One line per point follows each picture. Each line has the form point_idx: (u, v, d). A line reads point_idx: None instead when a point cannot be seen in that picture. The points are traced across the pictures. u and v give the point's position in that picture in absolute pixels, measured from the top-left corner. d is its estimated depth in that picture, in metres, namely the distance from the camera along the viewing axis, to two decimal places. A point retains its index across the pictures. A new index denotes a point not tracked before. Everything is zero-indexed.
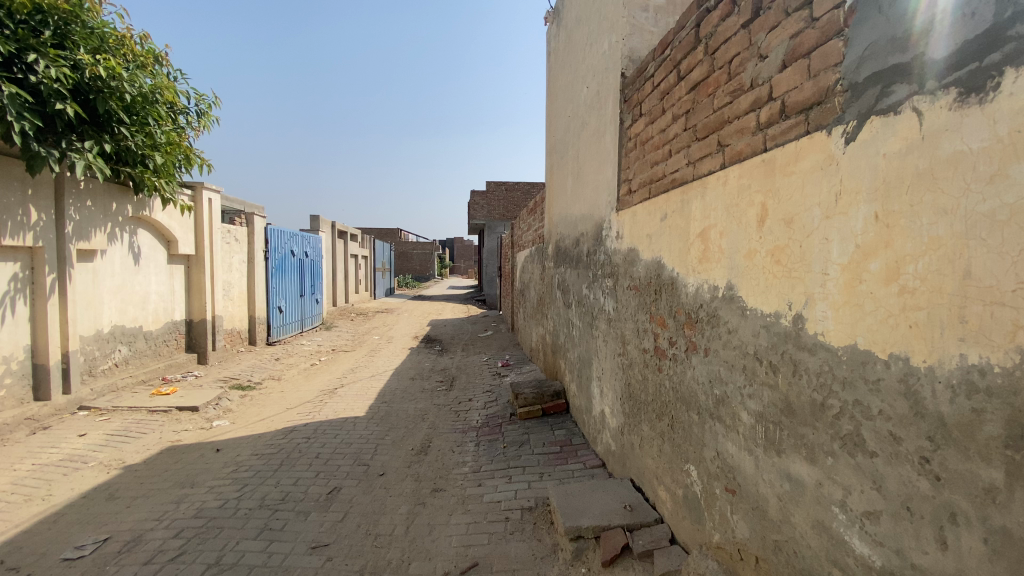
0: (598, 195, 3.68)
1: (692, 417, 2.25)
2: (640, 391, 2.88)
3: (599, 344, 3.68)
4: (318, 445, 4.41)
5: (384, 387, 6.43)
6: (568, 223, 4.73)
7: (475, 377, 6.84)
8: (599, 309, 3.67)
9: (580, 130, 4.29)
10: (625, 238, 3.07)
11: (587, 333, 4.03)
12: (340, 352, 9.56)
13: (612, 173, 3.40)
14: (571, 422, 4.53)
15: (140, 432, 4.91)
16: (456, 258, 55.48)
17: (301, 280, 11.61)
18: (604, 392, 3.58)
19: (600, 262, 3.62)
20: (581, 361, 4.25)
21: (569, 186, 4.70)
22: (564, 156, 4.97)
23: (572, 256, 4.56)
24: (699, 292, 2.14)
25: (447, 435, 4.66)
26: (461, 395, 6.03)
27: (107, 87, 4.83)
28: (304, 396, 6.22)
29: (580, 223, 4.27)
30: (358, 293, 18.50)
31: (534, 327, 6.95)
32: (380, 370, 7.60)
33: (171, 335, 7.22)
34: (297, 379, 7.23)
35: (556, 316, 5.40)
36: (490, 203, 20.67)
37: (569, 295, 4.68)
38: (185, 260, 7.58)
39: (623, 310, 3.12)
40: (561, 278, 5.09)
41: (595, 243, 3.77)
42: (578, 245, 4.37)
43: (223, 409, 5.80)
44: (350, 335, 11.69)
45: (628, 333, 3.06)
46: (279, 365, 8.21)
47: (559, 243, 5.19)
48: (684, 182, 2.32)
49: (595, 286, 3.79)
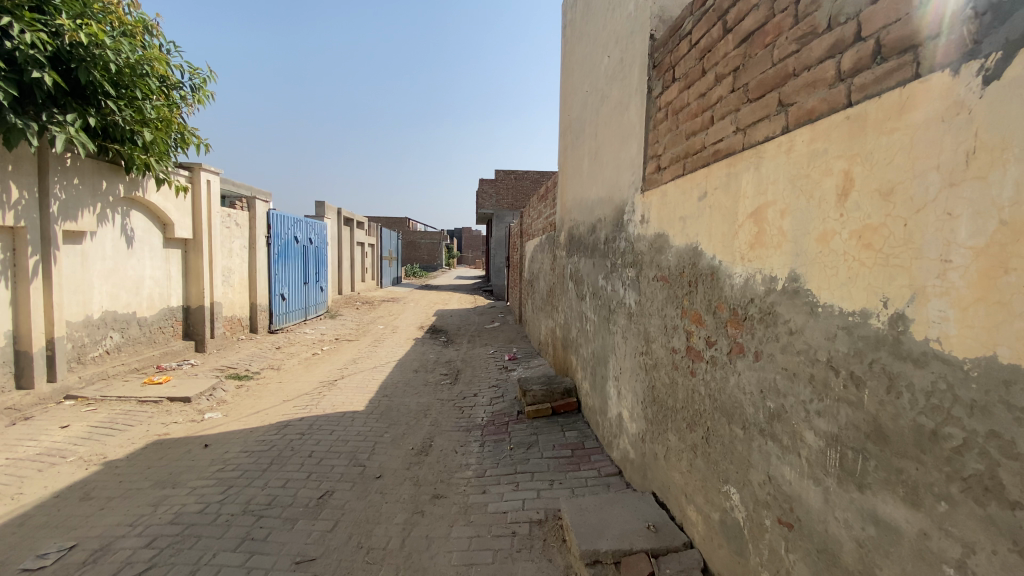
0: (620, 175, 3.31)
1: (735, 431, 1.90)
2: (667, 396, 2.53)
3: (617, 340, 3.33)
4: (313, 442, 4.12)
5: (385, 380, 6.13)
6: (584, 208, 4.36)
7: (481, 371, 6.53)
8: (618, 302, 3.32)
9: (599, 105, 3.91)
10: (652, 221, 2.71)
11: (603, 328, 3.68)
12: (343, 342, 9.29)
13: (636, 151, 3.03)
14: (583, 422, 4.20)
15: (126, 424, 4.67)
16: (464, 248, 55.14)
17: (305, 266, 11.34)
18: (623, 393, 3.24)
19: (621, 250, 3.26)
20: (596, 358, 3.91)
21: (585, 167, 4.33)
22: (580, 136, 4.59)
23: (588, 244, 4.20)
24: (749, 283, 1.79)
25: (450, 433, 4.34)
26: (466, 390, 5.71)
27: (89, 56, 4.53)
28: (303, 387, 5.95)
29: (597, 208, 3.91)
30: (364, 282, 18.24)
31: (544, 320, 6.61)
32: (383, 360, 7.32)
33: (168, 322, 6.97)
34: (297, 370, 6.95)
35: (567, 308, 5.06)
36: (499, 192, 20.27)
37: (584, 286, 4.32)
38: (182, 244, 7.29)
39: (648, 303, 2.77)
40: (574, 268, 4.72)
41: (615, 229, 3.41)
42: (594, 231, 4.01)
43: (217, 400, 5.54)
44: (354, 324, 11.43)
45: (653, 329, 2.71)
46: (279, 354, 7.96)
47: (573, 230, 4.83)
48: (731, 153, 1.95)
49: (614, 276, 3.43)
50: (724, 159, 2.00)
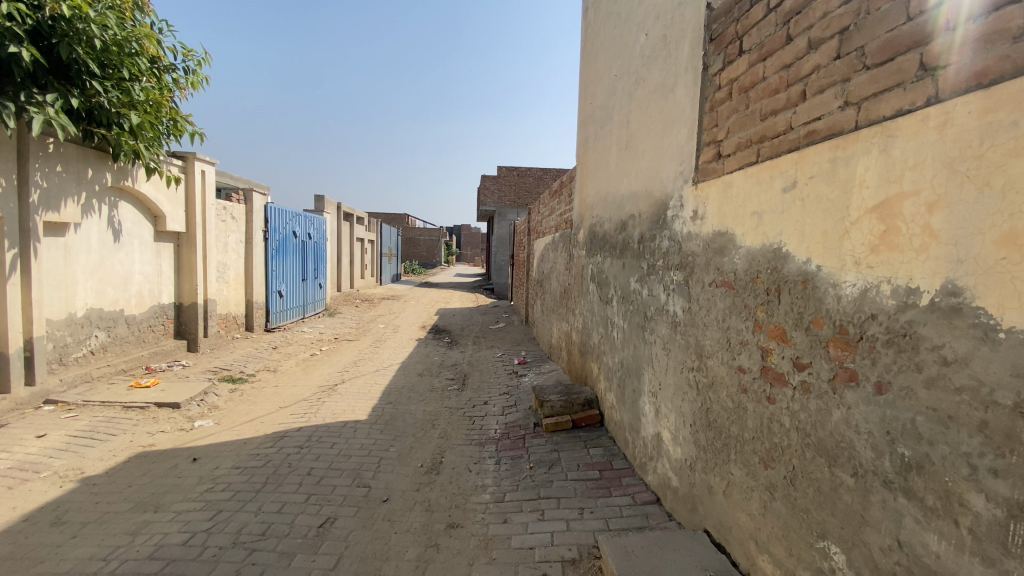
0: (662, 166, 2.94)
1: (843, 477, 1.57)
2: (729, 421, 2.17)
3: (655, 352, 2.96)
4: (312, 457, 3.74)
5: (388, 384, 5.75)
6: (611, 203, 3.98)
7: (490, 376, 6.16)
8: (657, 308, 2.95)
9: (632, 89, 3.53)
10: (710, 217, 2.35)
11: (636, 336, 3.31)
12: (342, 342, 8.89)
13: (685, 137, 2.65)
14: (608, 437, 3.82)
15: (109, 434, 4.29)
16: (463, 245, 54.75)
17: (304, 263, 10.94)
18: (663, 412, 2.87)
19: (662, 250, 2.88)
20: (625, 369, 3.53)
21: (613, 159, 3.95)
22: (607, 125, 4.20)
23: (615, 243, 3.82)
24: (872, 297, 1.44)
25: (461, 448, 3.96)
26: (474, 397, 5.33)
27: (72, 30, 4.13)
28: (300, 392, 5.57)
29: (628, 203, 3.53)
30: (364, 279, 17.82)
31: (556, 322, 6.24)
32: (385, 362, 6.94)
33: (158, 320, 6.57)
34: (294, 372, 6.55)
35: (586, 312, 4.69)
36: (501, 188, 19.85)
37: (609, 289, 3.93)
38: (174, 237, 6.89)
39: (701, 313, 2.40)
40: (596, 270, 4.34)
41: (653, 226, 3.03)
42: (623, 229, 3.64)
43: (208, 405, 5.16)
44: (354, 323, 11.02)
45: (709, 343, 2.33)
46: (275, 354, 7.56)
47: (595, 228, 4.44)
48: (838, 133, 1.60)
49: (651, 279, 3.06)
50: (827, 141, 1.64)
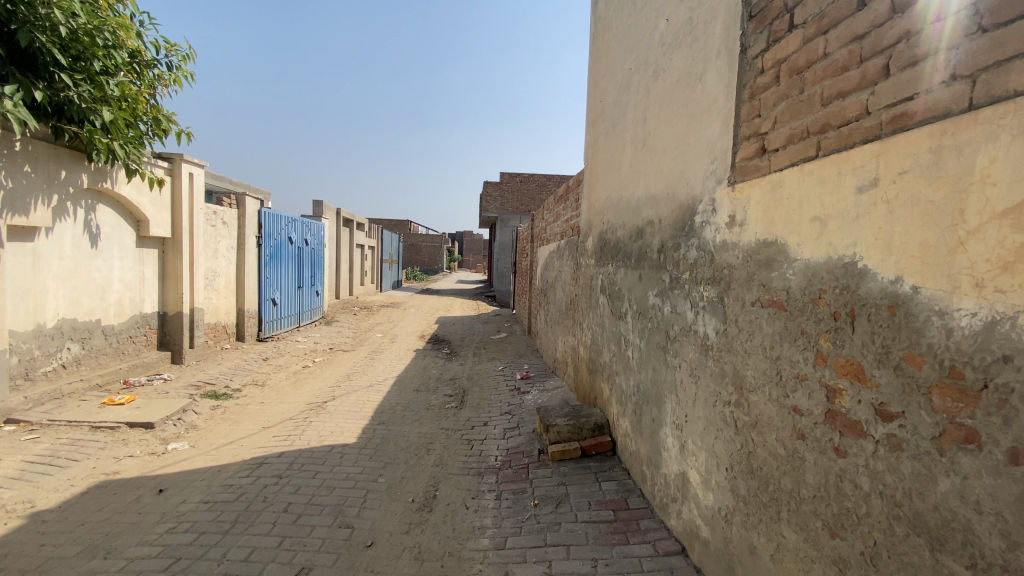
0: (687, 165, 2.57)
1: (954, 567, 1.20)
2: (780, 472, 1.79)
3: (680, 379, 2.58)
4: (290, 490, 3.35)
5: (382, 402, 5.35)
6: (625, 208, 3.60)
7: (490, 392, 5.77)
8: (682, 328, 2.57)
9: (651, 81, 3.17)
10: (753, 224, 1.98)
11: (655, 358, 2.92)
12: (337, 353, 8.50)
13: (718, 131, 2.29)
14: (621, 469, 3.42)
15: (72, 459, 3.92)
16: (464, 252, 54.44)
17: (299, 270, 10.59)
18: (690, 449, 2.49)
19: (690, 262, 2.50)
20: (642, 394, 3.15)
21: (627, 160, 3.60)
22: (620, 123, 3.84)
23: (629, 252, 3.44)
24: (1006, 332, 1.08)
25: (457, 480, 3.56)
26: (473, 417, 4.92)
27: (34, 16, 3.93)
28: (287, 410, 5.18)
29: (646, 207, 3.16)
30: (363, 286, 17.43)
31: (561, 335, 5.86)
32: (380, 376, 6.55)
33: (139, 330, 6.20)
34: (283, 387, 6.16)
35: (595, 326, 4.30)
36: (504, 195, 19.56)
37: (622, 303, 3.55)
38: (159, 243, 6.54)
39: (741, 338, 2.03)
40: (607, 281, 3.95)
41: (678, 234, 2.66)
42: (639, 236, 3.27)
43: (186, 425, 4.78)
44: (351, 332, 10.64)
45: (751, 375, 1.96)
46: (265, 366, 7.18)
47: (605, 236, 4.07)
48: (942, 116, 1.24)
49: (674, 294, 2.68)
50: (924, 127, 1.29)
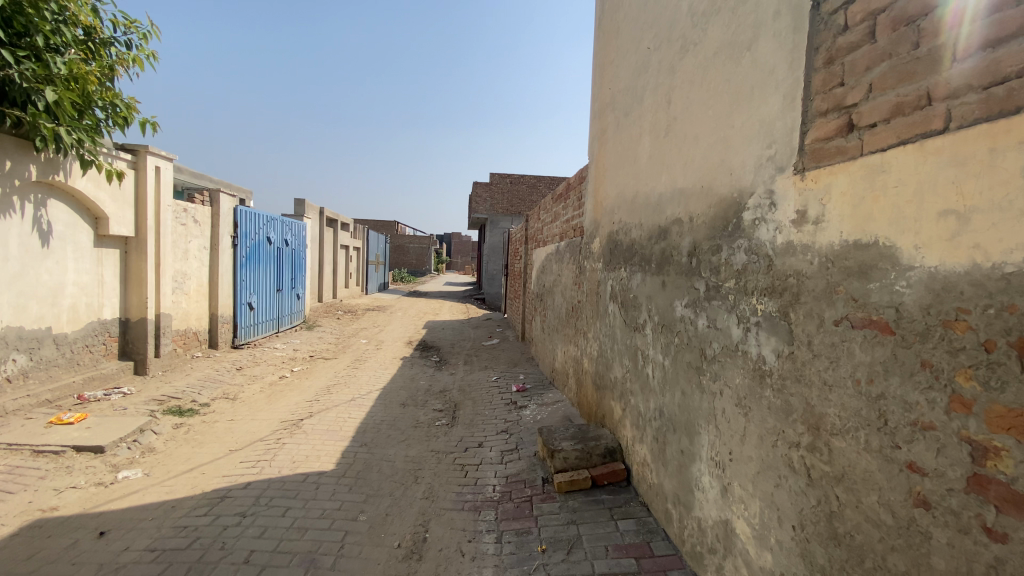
0: (732, 151, 2.15)
1: None
2: (889, 547, 1.37)
3: (723, 409, 2.16)
4: (255, 533, 2.85)
5: (365, 419, 4.84)
6: (641, 206, 3.18)
7: (484, 407, 5.30)
8: (725, 347, 2.15)
9: (677, 57, 2.76)
10: (835, 220, 1.56)
11: (685, 380, 2.49)
12: (318, 361, 7.94)
13: (778, 107, 1.87)
14: (640, 504, 2.99)
15: (2, 492, 3.36)
16: (452, 254, 53.84)
17: (279, 272, 10.01)
18: (736, 495, 2.06)
19: (737, 269, 2.08)
20: (666, 420, 2.71)
21: (645, 151, 3.17)
22: (635, 111, 3.42)
23: (648, 255, 3.01)
24: None
25: (450, 517, 3.09)
26: (466, 437, 4.45)
27: None
28: (259, 428, 4.66)
29: (670, 204, 2.74)
30: (347, 288, 16.78)
31: (561, 344, 5.43)
32: (364, 387, 6.03)
33: (97, 338, 5.60)
34: (256, 401, 5.60)
35: (603, 337, 3.87)
36: (493, 197, 19.14)
37: (639, 313, 3.12)
38: (122, 243, 5.96)
39: (819, 366, 1.60)
40: (618, 288, 3.52)
41: (718, 234, 2.23)
42: (661, 236, 2.84)
43: (142, 448, 4.23)
44: (334, 338, 10.07)
45: (835, 414, 1.54)
46: (238, 377, 6.61)
47: (615, 237, 3.64)
48: None
49: (712, 307, 2.26)
50: None
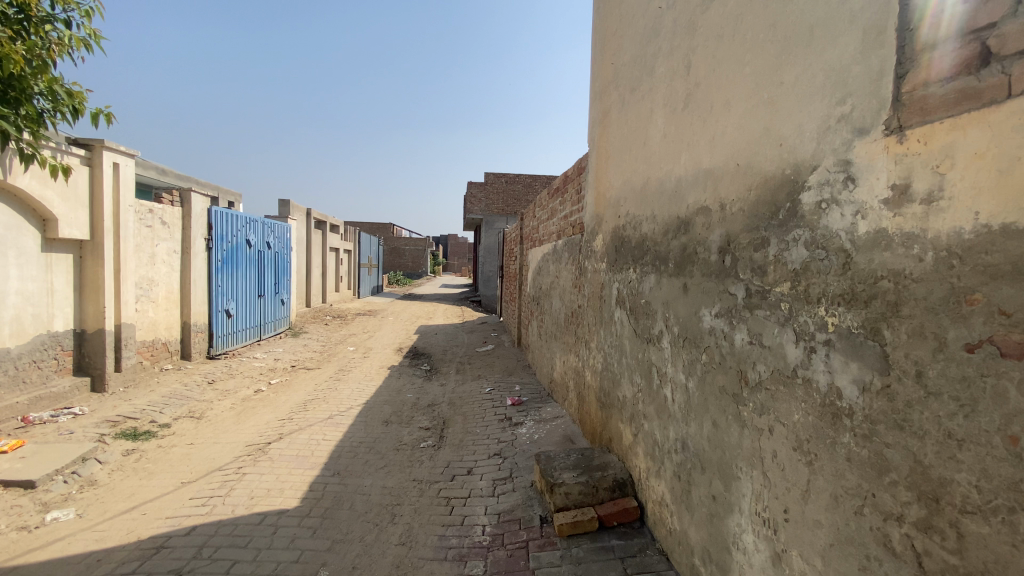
0: (782, 116, 1.66)
1: None
2: None
3: (775, 451, 1.67)
4: None
5: (341, 441, 4.32)
6: (654, 195, 2.67)
7: (475, 424, 4.79)
8: (775, 372, 1.67)
9: (698, 8, 2.26)
10: (964, 198, 1.10)
11: (716, 410, 2.01)
12: (299, 372, 7.38)
13: (856, 49, 1.38)
14: (657, 553, 2.49)
15: None
16: (448, 256, 53.27)
17: (260, 276, 9.47)
18: (795, 567, 1.58)
19: (792, 270, 1.59)
20: (690, 455, 2.22)
21: (657, 128, 2.66)
22: (644, 84, 2.92)
23: (663, 253, 2.51)
24: None
25: (430, 571, 2.57)
26: (454, 462, 3.93)
27: None
28: (220, 454, 4.13)
29: (692, 189, 2.24)
30: (337, 292, 16.21)
31: (560, 353, 4.93)
32: (345, 402, 5.50)
33: (46, 352, 5.04)
34: (223, 421, 5.05)
35: (609, 348, 3.36)
36: (488, 196, 18.62)
37: (652, 321, 2.62)
38: (76, 247, 5.41)
39: (937, 410, 1.16)
40: (626, 292, 3.01)
41: (762, 224, 1.73)
42: (680, 230, 2.34)
43: (83, 481, 3.69)
44: (319, 346, 9.52)
45: (969, 484, 1.10)
46: (209, 391, 6.06)
47: (622, 232, 3.14)
48: None
49: (755, 318, 1.77)
50: None
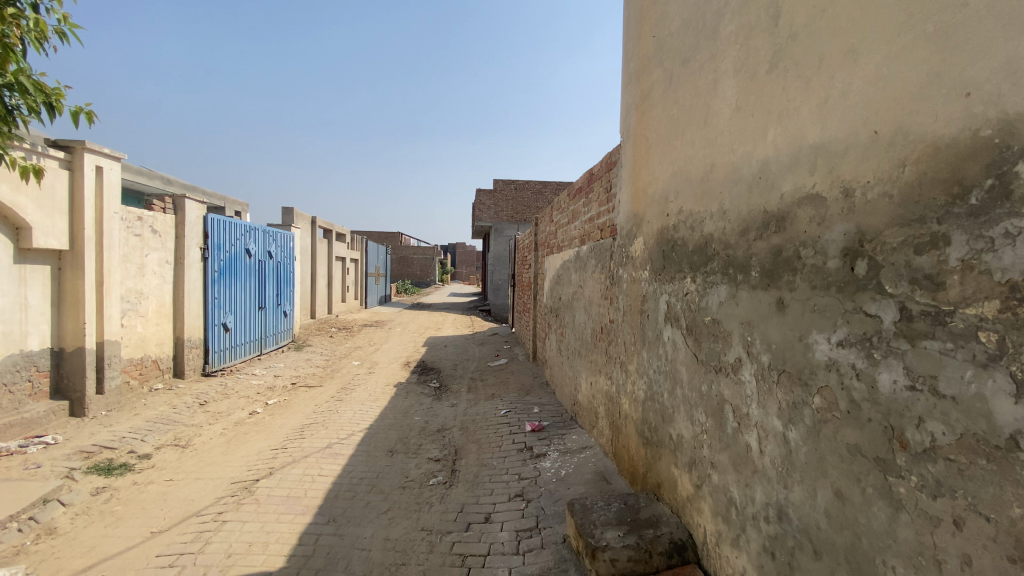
0: (972, 49, 1.11)
1: None
2: None
3: (967, 557, 1.11)
4: None
5: (339, 477, 3.77)
6: (723, 186, 2.13)
7: (491, 454, 4.22)
8: (965, 438, 1.11)
9: None
10: None
11: (844, 477, 1.46)
12: (299, 390, 6.86)
13: None
14: None
15: None
16: (457, 263, 52.94)
17: (261, 287, 9.00)
18: None
19: (1003, 284, 1.04)
20: (793, 530, 1.66)
21: (725, 102, 2.13)
22: (700, 52, 2.39)
23: (741, 259, 1.96)
24: None
25: None
26: (470, 505, 3.36)
27: None
28: (201, 494, 3.59)
29: (791, 173, 1.70)
30: (343, 302, 15.76)
31: (586, 373, 4.36)
32: (346, 427, 4.96)
33: (19, 375, 4.57)
34: (210, 450, 4.52)
35: (654, 373, 2.80)
36: (497, 203, 18.13)
37: (725, 345, 2.07)
38: (55, 258, 4.96)
39: None
40: (680, 307, 2.46)
41: (936, 215, 1.20)
42: (771, 228, 1.79)
43: (40, 529, 3.18)
44: (322, 360, 9.01)
45: None
46: (200, 414, 5.55)
47: (672, 234, 2.59)
48: None
49: (920, 351, 1.22)
50: None
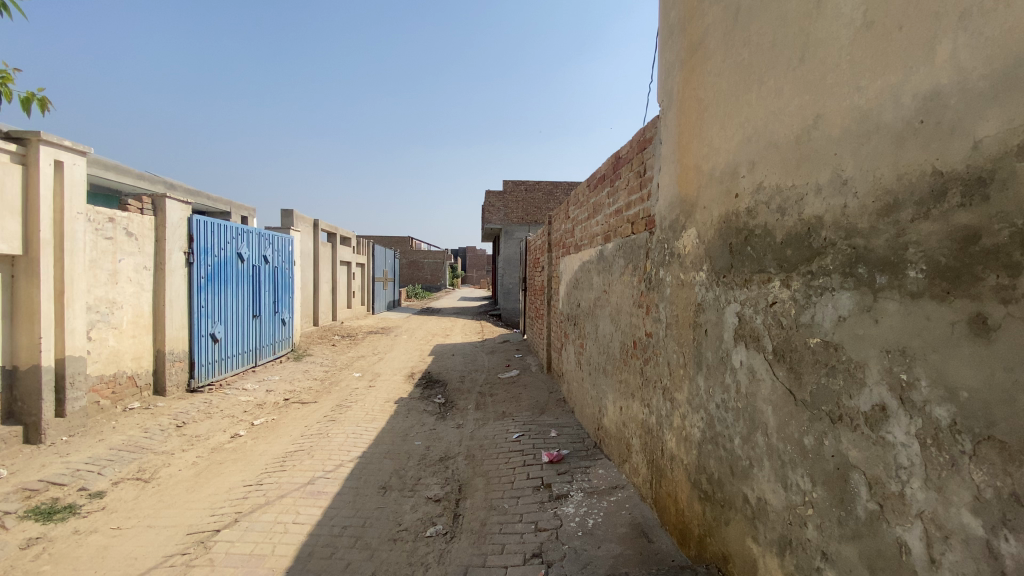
0: None
1: None
2: None
3: None
4: None
5: (317, 526, 3.11)
6: (841, 145, 1.44)
7: (502, 493, 3.52)
8: None
9: None
10: None
11: None
12: (291, 408, 6.23)
13: None
14: None
15: None
16: (467, 267, 52.45)
17: (256, 294, 8.42)
18: None
19: None
20: None
21: (842, 21, 1.44)
22: None
23: (886, 253, 1.28)
24: None
25: None
26: (476, 569, 2.67)
27: None
28: (147, 549, 2.95)
29: (1002, 105, 1.02)
30: (349, 308, 15.21)
31: (614, 393, 3.66)
32: (334, 456, 4.30)
33: None
34: (175, 486, 3.88)
35: (716, 408, 2.10)
36: (507, 204, 17.44)
37: (853, 383, 1.38)
38: (7, 265, 4.39)
39: None
40: (763, 321, 1.76)
41: None
42: (958, 200, 1.11)
43: None
44: (321, 372, 8.40)
45: None
46: (175, 439, 4.93)
47: (745, 221, 1.89)
48: None
49: None
50: None
